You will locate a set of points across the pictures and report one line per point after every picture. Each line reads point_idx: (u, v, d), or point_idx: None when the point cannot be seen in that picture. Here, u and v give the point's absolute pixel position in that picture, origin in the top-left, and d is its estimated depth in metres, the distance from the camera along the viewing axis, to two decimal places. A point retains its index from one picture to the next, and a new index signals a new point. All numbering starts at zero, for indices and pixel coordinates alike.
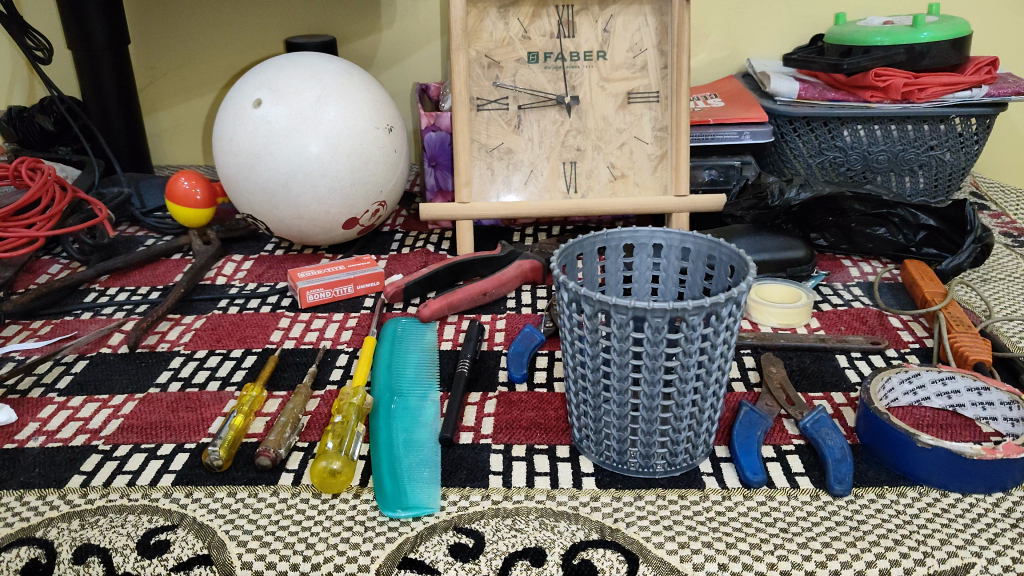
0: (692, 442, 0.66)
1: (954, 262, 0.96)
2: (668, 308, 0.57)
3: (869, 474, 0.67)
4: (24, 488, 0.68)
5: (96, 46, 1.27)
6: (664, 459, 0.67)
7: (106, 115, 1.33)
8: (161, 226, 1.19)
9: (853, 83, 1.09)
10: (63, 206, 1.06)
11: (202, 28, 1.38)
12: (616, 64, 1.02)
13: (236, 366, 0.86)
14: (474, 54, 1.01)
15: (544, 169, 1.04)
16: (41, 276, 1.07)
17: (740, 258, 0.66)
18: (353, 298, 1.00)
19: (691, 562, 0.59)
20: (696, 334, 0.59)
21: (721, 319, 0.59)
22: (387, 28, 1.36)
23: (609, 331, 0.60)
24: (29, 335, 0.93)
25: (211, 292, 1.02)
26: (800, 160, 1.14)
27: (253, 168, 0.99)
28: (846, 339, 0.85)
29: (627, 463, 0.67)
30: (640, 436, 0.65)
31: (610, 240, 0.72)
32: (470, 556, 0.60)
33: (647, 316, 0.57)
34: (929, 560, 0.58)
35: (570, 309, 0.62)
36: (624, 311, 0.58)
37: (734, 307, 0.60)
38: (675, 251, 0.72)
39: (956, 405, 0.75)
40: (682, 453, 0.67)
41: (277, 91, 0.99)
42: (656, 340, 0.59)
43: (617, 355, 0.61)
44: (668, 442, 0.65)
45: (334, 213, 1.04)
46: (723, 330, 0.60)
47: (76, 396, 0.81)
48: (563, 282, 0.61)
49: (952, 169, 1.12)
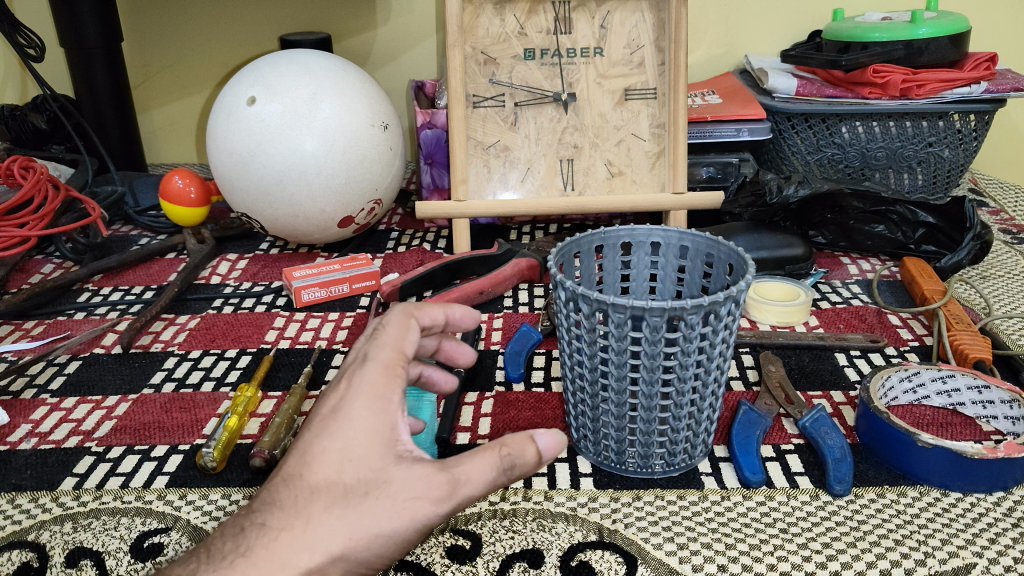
0: (691, 441, 0.66)
1: (953, 259, 0.96)
2: (666, 307, 0.56)
3: (869, 474, 0.66)
4: (15, 491, 0.67)
5: (89, 44, 1.27)
6: (663, 459, 0.66)
7: (99, 113, 1.32)
8: (154, 225, 1.18)
9: (851, 80, 1.09)
10: (55, 205, 1.05)
11: (196, 25, 1.37)
12: (613, 61, 1.01)
13: (231, 366, 0.85)
14: (470, 50, 1.00)
15: (541, 166, 1.03)
16: (34, 276, 1.06)
17: (738, 255, 0.65)
18: (349, 297, 0.99)
19: (690, 563, 0.58)
20: (695, 333, 0.58)
21: (720, 317, 0.59)
22: (382, 25, 1.35)
23: (607, 332, 0.59)
24: (22, 335, 0.92)
25: (206, 292, 1.02)
26: (798, 157, 1.14)
27: (247, 166, 0.98)
28: (846, 338, 0.84)
29: (625, 464, 0.67)
30: (638, 436, 0.64)
31: (608, 238, 0.71)
32: (468, 558, 0.59)
33: (644, 315, 0.57)
34: (930, 561, 0.58)
35: (567, 308, 0.62)
36: (622, 310, 0.57)
37: (732, 306, 0.59)
38: (673, 250, 0.71)
39: (956, 403, 0.74)
40: (680, 453, 0.66)
41: (271, 88, 0.98)
42: (654, 340, 0.58)
43: (615, 355, 0.60)
44: (667, 442, 0.65)
45: (328, 212, 1.03)
46: (721, 329, 0.60)
47: (69, 396, 0.80)
48: (560, 280, 0.61)
49: (951, 166, 1.11)
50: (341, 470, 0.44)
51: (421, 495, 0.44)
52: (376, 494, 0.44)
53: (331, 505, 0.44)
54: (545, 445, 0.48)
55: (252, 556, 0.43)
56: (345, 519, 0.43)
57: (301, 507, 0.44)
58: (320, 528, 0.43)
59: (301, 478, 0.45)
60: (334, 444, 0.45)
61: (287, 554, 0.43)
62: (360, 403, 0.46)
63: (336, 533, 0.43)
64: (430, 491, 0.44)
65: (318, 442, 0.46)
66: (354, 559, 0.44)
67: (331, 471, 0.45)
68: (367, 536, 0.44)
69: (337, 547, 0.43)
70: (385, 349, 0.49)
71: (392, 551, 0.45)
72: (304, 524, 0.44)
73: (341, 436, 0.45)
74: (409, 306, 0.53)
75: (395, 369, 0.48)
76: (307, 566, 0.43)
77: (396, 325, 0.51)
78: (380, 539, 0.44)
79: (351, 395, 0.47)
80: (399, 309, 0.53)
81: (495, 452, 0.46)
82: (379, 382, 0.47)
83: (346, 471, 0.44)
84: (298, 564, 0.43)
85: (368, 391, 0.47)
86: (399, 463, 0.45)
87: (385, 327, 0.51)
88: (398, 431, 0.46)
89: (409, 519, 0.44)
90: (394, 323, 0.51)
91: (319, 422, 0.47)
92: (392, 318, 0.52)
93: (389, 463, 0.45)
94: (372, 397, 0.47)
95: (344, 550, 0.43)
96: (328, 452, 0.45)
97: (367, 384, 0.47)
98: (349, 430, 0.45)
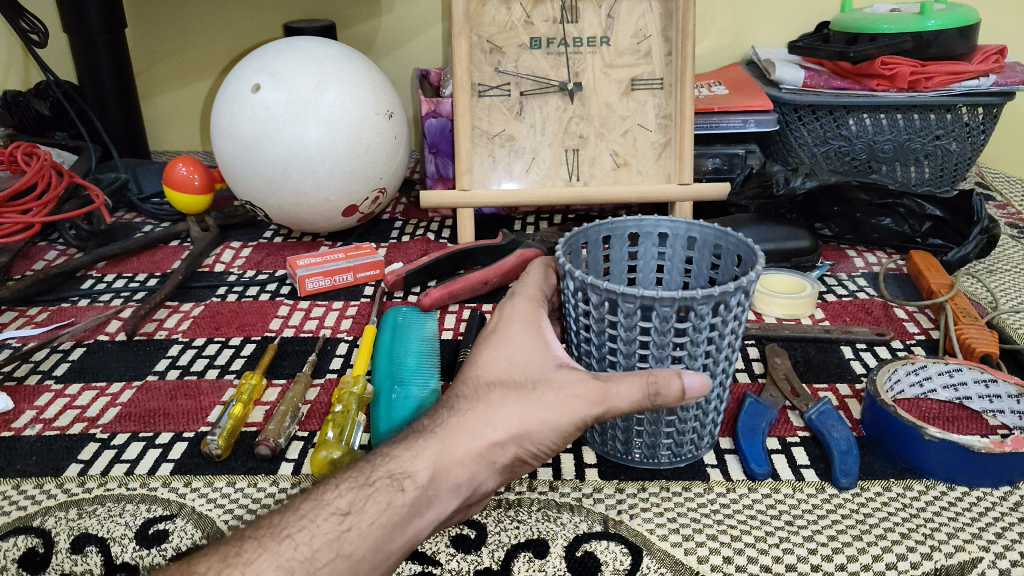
0: (698, 433, 0.66)
1: (960, 253, 0.96)
2: (677, 297, 0.55)
3: (875, 467, 0.66)
4: (20, 477, 0.67)
5: (92, 30, 1.26)
6: (670, 450, 0.66)
7: (102, 99, 1.32)
8: (157, 212, 1.17)
9: (859, 71, 1.08)
10: (59, 191, 1.05)
11: (200, 12, 1.36)
12: (620, 50, 1.00)
13: (235, 355, 0.85)
14: (476, 39, 1.00)
15: (546, 156, 1.03)
16: (38, 262, 1.06)
17: (747, 247, 0.65)
18: (353, 286, 0.99)
19: (695, 555, 0.58)
20: (704, 323, 0.58)
21: (730, 308, 0.58)
22: (387, 13, 1.35)
23: (616, 321, 0.59)
24: (26, 321, 0.92)
25: (210, 279, 1.01)
26: (804, 149, 1.13)
27: (252, 154, 0.98)
28: (851, 331, 0.84)
29: (631, 454, 0.66)
30: (646, 428, 0.63)
31: (615, 228, 0.71)
32: (472, 547, 0.59)
33: (655, 305, 0.56)
34: (936, 555, 0.57)
35: (575, 298, 0.61)
36: (631, 300, 0.56)
37: (742, 297, 0.59)
38: (680, 241, 0.71)
39: (962, 397, 0.74)
40: (687, 444, 0.66)
41: (276, 77, 0.97)
42: (664, 329, 0.57)
43: (623, 345, 0.60)
44: (675, 433, 0.64)
45: (333, 201, 1.02)
46: (731, 319, 0.59)
47: (73, 384, 0.80)
48: (568, 269, 0.60)
49: (958, 159, 1.10)
50: (511, 370, 0.56)
51: (579, 396, 0.53)
52: (541, 389, 0.54)
53: (507, 393, 0.54)
54: (692, 383, 0.52)
55: (449, 429, 0.52)
56: (519, 404, 0.53)
57: (480, 395, 0.54)
58: (499, 410, 0.53)
59: (476, 376, 0.56)
60: (500, 351, 0.57)
61: (474, 426, 0.52)
62: (516, 324, 0.59)
63: (511, 416, 0.52)
64: (585, 393, 0.53)
65: (489, 350, 0.57)
66: (527, 440, 0.53)
67: (502, 371, 0.56)
68: (537, 421, 0.52)
69: (514, 427, 0.52)
70: (527, 288, 0.63)
71: (554, 440, 0.54)
72: (484, 406, 0.53)
73: (506, 345, 0.57)
74: (542, 259, 0.68)
75: (537, 302, 0.61)
76: (491, 441, 0.52)
77: (533, 272, 0.66)
78: (546, 426, 0.52)
79: (507, 318, 0.60)
80: (535, 262, 0.68)
81: (643, 378, 0.52)
82: (528, 309, 0.60)
83: (515, 371, 0.56)
84: (485, 437, 0.52)
85: (520, 316, 0.60)
86: (557, 369, 0.55)
87: (525, 274, 0.66)
88: (549, 344, 0.57)
89: (569, 413, 0.53)
90: (531, 272, 0.66)
91: (484, 338, 0.59)
92: (528, 269, 0.67)
93: (550, 369, 0.55)
94: (526, 320, 0.59)
95: (518, 431, 0.52)
96: (497, 357, 0.57)
97: (518, 311, 0.60)
98: (511, 340, 0.57)
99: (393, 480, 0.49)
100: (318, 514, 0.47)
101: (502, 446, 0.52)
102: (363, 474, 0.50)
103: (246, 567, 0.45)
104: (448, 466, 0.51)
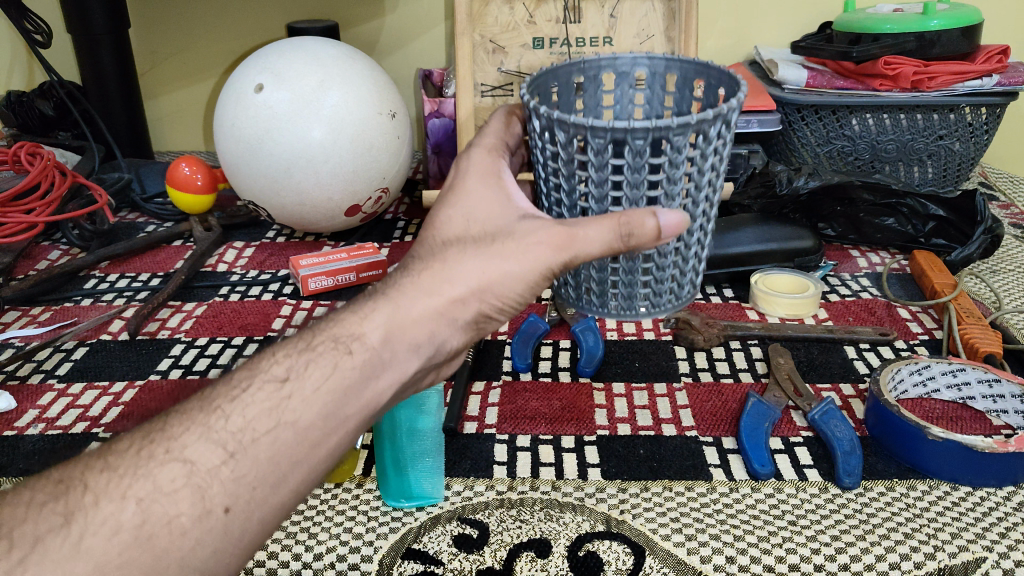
0: (681, 275, 0.52)
1: (964, 254, 0.97)
2: (656, 127, 0.42)
3: (878, 467, 0.66)
4: (23, 476, 0.67)
5: (96, 30, 1.26)
6: (648, 301, 0.53)
7: (106, 99, 1.32)
8: (161, 212, 1.17)
9: (862, 71, 1.08)
10: (63, 191, 1.05)
11: (205, 14, 1.36)
12: (622, 50, 1.00)
13: (237, 354, 0.85)
14: (479, 38, 1.00)
15: None
16: (41, 262, 1.06)
17: (730, 78, 0.50)
18: (355, 285, 0.99)
19: (697, 555, 0.58)
20: (683, 159, 0.44)
21: (711, 141, 0.45)
22: (391, 13, 1.35)
23: (586, 163, 0.46)
24: (28, 321, 0.92)
25: (211, 279, 1.01)
26: (807, 149, 1.13)
27: (256, 154, 0.98)
28: (855, 330, 0.84)
29: (607, 307, 0.54)
30: (621, 276, 0.52)
31: (586, 69, 0.55)
32: (474, 547, 0.59)
33: (628, 140, 0.43)
34: (940, 555, 0.57)
35: (542, 140, 0.47)
36: (602, 135, 0.43)
37: (723, 128, 0.45)
38: (661, 81, 0.56)
39: (966, 398, 0.74)
40: (666, 293, 0.53)
41: (279, 76, 0.98)
42: (637, 168, 0.45)
43: (594, 188, 0.47)
44: (653, 280, 0.52)
45: (336, 200, 1.02)
46: (712, 155, 0.45)
47: (76, 383, 0.80)
48: (532, 104, 0.46)
49: (961, 159, 1.10)
50: (469, 226, 0.51)
51: (542, 242, 0.48)
52: (502, 240, 0.50)
53: (466, 250, 0.50)
54: (667, 221, 0.45)
55: (401, 288, 0.50)
56: (476, 258, 0.50)
57: (436, 253, 0.51)
58: (456, 268, 0.50)
59: (432, 236, 0.52)
60: (457, 208, 0.52)
61: (430, 284, 0.50)
62: (474, 177, 0.53)
63: (471, 271, 0.49)
64: (549, 239, 0.48)
65: (444, 208, 0.52)
66: (489, 294, 0.50)
67: (458, 228, 0.51)
68: (497, 273, 0.49)
69: (474, 281, 0.49)
70: (487, 137, 0.55)
71: (519, 291, 0.51)
72: (441, 264, 0.50)
73: (464, 200, 0.52)
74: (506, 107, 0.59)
75: (498, 150, 0.55)
76: (450, 296, 0.50)
77: (494, 122, 0.57)
78: (507, 278, 0.50)
79: (463, 170, 0.54)
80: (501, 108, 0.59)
81: (613, 221, 0.45)
82: (486, 160, 0.54)
83: (472, 227, 0.51)
84: (444, 293, 0.50)
85: (477, 168, 0.53)
86: (521, 220, 0.50)
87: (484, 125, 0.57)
88: (509, 197, 0.52)
89: (533, 263, 0.49)
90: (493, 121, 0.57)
91: (441, 195, 0.53)
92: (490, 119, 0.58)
93: (513, 220, 0.50)
94: (484, 172, 0.53)
95: (479, 285, 0.50)
96: (454, 214, 0.52)
97: (476, 161, 0.54)
98: (468, 195, 0.52)
99: (339, 344, 0.48)
100: (253, 383, 0.46)
101: (463, 301, 0.50)
102: (304, 341, 0.48)
103: (170, 441, 0.43)
104: (402, 325, 0.49)
